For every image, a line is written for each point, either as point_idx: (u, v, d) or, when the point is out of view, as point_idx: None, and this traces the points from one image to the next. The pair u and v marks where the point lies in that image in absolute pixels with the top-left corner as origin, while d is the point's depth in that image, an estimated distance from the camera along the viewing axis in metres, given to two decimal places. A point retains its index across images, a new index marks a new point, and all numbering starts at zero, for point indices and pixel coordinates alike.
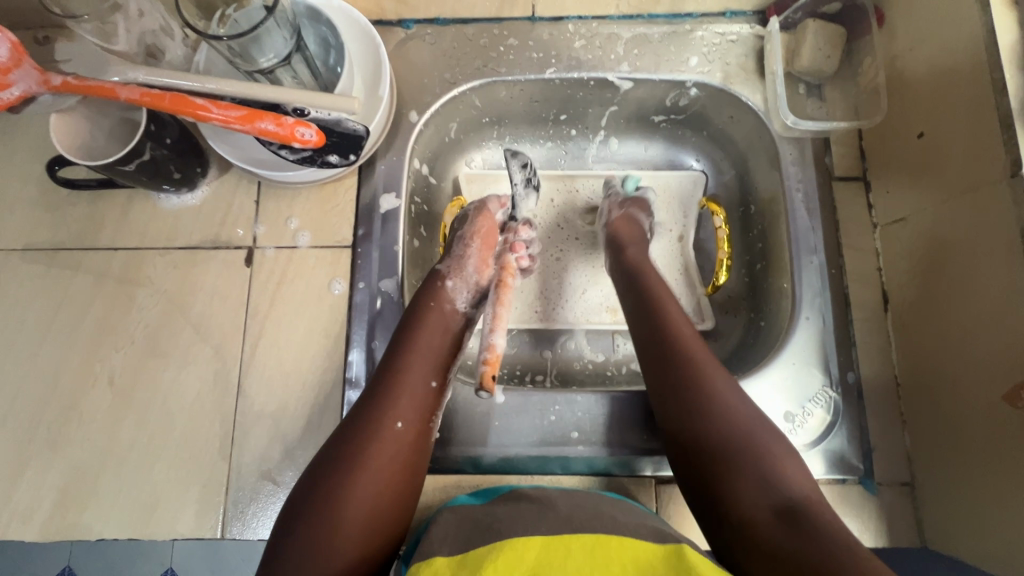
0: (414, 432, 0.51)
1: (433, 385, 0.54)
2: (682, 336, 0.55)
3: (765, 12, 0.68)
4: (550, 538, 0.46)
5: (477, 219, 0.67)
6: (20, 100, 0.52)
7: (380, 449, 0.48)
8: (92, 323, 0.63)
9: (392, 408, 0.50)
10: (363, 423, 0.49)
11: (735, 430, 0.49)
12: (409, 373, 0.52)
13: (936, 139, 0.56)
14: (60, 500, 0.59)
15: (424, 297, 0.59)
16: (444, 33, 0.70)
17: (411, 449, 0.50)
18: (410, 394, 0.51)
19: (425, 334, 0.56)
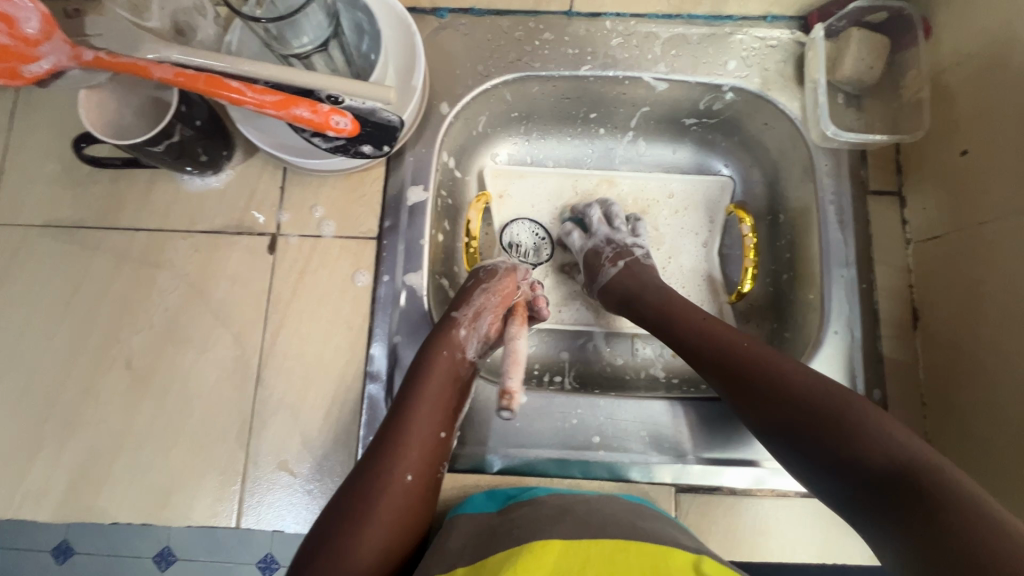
0: (422, 484, 0.50)
1: (441, 435, 0.53)
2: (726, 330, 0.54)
3: (806, 18, 0.67)
4: (569, 543, 0.46)
5: (500, 277, 0.62)
6: (49, 75, 0.50)
7: (388, 503, 0.48)
8: (111, 304, 0.62)
9: (401, 460, 0.50)
10: (372, 472, 0.49)
11: (813, 401, 0.46)
12: (419, 423, 0.52)
13: (982, 157, 0.55)
14: (75, 482, 0.58)
15: (437, 344, 0.57)
16: (479, 24, 0.68)
17: (418, 500, 0.50)
18: (421, 446, 0.51)
19: (435, 382, 0.55)
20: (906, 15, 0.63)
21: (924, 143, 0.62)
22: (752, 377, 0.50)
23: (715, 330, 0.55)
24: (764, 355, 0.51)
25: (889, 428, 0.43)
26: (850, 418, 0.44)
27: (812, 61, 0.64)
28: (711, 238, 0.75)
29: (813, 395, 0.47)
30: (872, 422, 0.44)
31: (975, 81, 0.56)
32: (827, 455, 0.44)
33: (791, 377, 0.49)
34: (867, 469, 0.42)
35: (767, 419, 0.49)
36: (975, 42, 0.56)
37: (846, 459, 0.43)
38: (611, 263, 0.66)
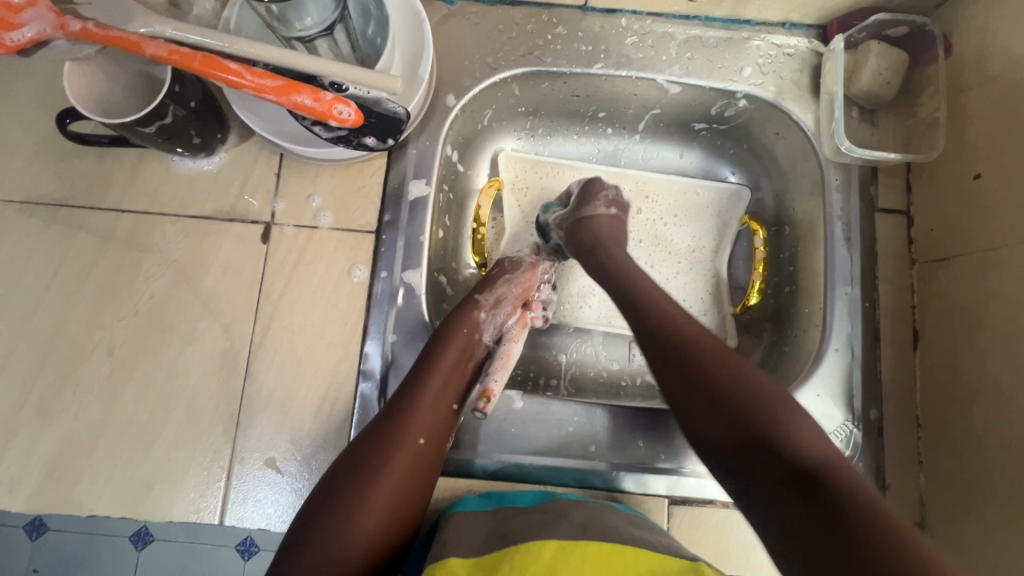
0: (434, 448, 0.51)
1: (455, 406, 0.54)
2: (673, 312, 0.52)
3: (825, 27, 0.65)
4: (564, 543, 0.47)
5: (525, 270, 0.65)
6: (32, 44, 0.47)
7: (399, 461, 0.48)
8: (93, 288, 0.59)
9: (416, 424, 0.50)
10: (387, 434, 0.49)
11: (746, 387, 0.45)
12: (435, 390, 0.53)
13: (995, 183, 0.55)
14: (50, 472, 0.56)
15: (456, 322, 0.58)
16: (490, 14, 0.66)
17: (429, 462, 0.51)
18: (432, 413, 0.52)
19: (450, 351, 0.55)
20: (928, 30, 0.61)
21: (937, 163, 0.61)
22: (690, 363, 0.48)
23: (666, 308, 0.53)
24: (710, 343, 0.49)
25: (803, 428, 0.42)
26: (772, 414, 0.43)
27: (830, 73, 0.63)
28: (718, 246, 0.74)
29: (739, 386, 0.45)
30: (795, 423, 0.43)
31: (993, 104, 0.55)
32: (746, 449, 0.43)
33: (730, 367, 0.47)
34: (782, 465, 0.40)
35: (692, 403, 0.46)
36: (996, 65, 0.55)
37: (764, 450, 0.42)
38: (606, 203, 0.65)
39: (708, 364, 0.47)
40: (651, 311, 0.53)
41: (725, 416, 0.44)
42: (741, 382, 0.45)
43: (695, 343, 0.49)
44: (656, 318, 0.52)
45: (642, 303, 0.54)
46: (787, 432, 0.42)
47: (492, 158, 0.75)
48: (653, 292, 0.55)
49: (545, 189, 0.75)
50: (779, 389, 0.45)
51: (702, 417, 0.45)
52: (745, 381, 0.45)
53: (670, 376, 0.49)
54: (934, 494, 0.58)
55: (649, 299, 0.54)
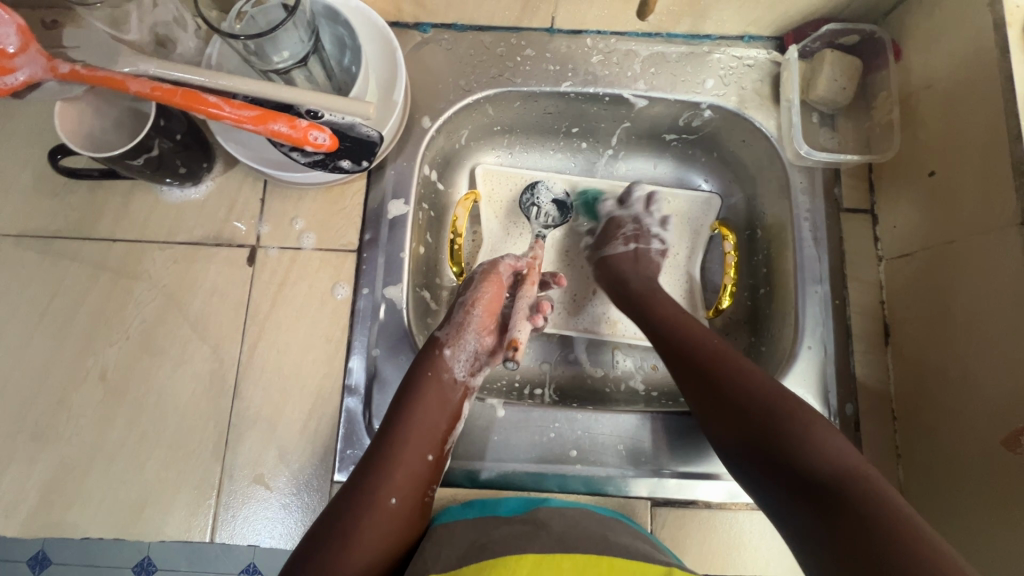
0: (407, 507, 0.52)
1: (429, 458, 0.54)
2: (698, 342, 0.57)
3: (782, 39, 0.68)
4: (542, 556, 0.47)
5: (484, 285, 0.61)
6: (24, 86, 0.50)
7: (371, 526, 0.49)
8: (87, 315, 0.61)
9: (384, 485, 0.51)
10: (356, 497, 0.50)
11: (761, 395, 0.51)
12: (405, 448, 0.53)
13: (948, 179, 0.57)
14: (45, 496, 0.57)
15: (421, 366, 0.57)
16: (461, 40, 0.69)
17: (404, 521, 0.51)
18: (405, 470, 0.52)
19: (424, 407, 0.55)
20: (878, 37, 0.64)
21: (896, 162, 0.63)
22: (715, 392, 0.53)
23: (683, 327, 0.59)
24: (729, 367, 0.54)
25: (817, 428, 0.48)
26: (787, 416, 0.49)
27: (787, 81, 0.66)
28: (691, 251, 0.76)
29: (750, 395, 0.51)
30: (811, 426, 0.48)
31: (942, 104, 0.58)
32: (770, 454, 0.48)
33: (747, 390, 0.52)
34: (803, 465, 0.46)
35: (722, 426, 0.52)
36: (943, 66, 0.58)
37: (787, 458, 0.46)
38: (627, 241, 0.72)
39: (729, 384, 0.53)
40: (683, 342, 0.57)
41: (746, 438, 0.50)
42: (762, 400, 0.50)
43: (712, 372, 0.54)
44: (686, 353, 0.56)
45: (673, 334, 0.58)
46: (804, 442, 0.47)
47: (471, 172, 0.77)
48: (672, 318, 0.61)
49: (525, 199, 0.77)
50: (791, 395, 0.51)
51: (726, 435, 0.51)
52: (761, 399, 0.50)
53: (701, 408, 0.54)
54: (913, 487, 0.58)
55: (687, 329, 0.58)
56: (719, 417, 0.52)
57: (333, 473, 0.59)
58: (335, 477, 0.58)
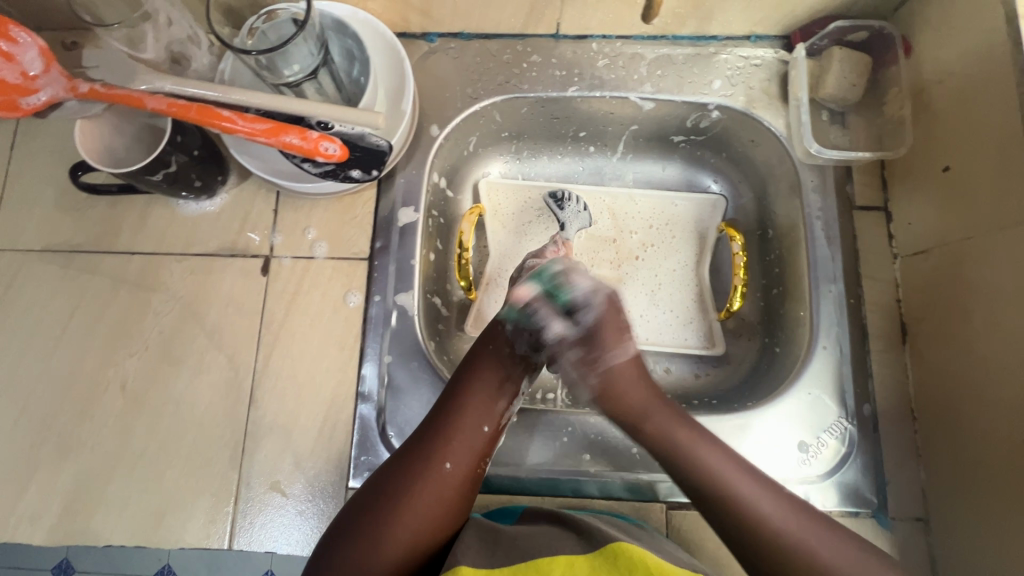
0: (463, 475, 0.51)
1: (486, 431, 0.53)
2: (649, 412, 0.53)
3: (789, 37, 0.68)
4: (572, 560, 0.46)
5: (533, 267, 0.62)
6: (47, 106, 0.52)
7: (425, 488, 0.49)
8: (106, 327, 0.63)
9: (440, 451, 0.51)
10: (412, 460, 0.51)
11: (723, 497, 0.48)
12: (463, 417, 0.53)
13: (962, 174, 0.56)
14: (68, 505, 0.58)
15: (479, 342, 0.58)
16: (468, 48, 0.70)
17: (457, 491, 0.51)
18: (460, 437, 0.52)
19: (483, 378, 0.55)
20: (886, 33, 0.63)
21: (910, 158, 0.62)
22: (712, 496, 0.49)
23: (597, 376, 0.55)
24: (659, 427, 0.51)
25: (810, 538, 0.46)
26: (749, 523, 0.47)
27: (795, 79, 0.66)
28: (699, 255, 0.75)
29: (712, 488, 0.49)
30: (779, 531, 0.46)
31: (954, 97, 0.57)
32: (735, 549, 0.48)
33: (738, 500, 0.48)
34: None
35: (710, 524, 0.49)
36: (954, 60, 0.57)
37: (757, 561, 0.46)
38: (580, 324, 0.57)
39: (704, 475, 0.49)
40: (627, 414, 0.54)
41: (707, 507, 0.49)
42: (751, 508, 0.47)
43: (709, 478, 0.49)
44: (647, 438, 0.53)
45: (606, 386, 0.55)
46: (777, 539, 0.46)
47: (475, 187, 0.78)
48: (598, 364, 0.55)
49: (536, 209, 0.77)
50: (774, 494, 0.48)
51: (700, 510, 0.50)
52: (759, 503, 0.47)
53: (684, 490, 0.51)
54: (934, 489, 0.57)
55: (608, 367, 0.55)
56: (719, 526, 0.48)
57: (347, 480, 0.59)
58: (349, 484, 0.59)
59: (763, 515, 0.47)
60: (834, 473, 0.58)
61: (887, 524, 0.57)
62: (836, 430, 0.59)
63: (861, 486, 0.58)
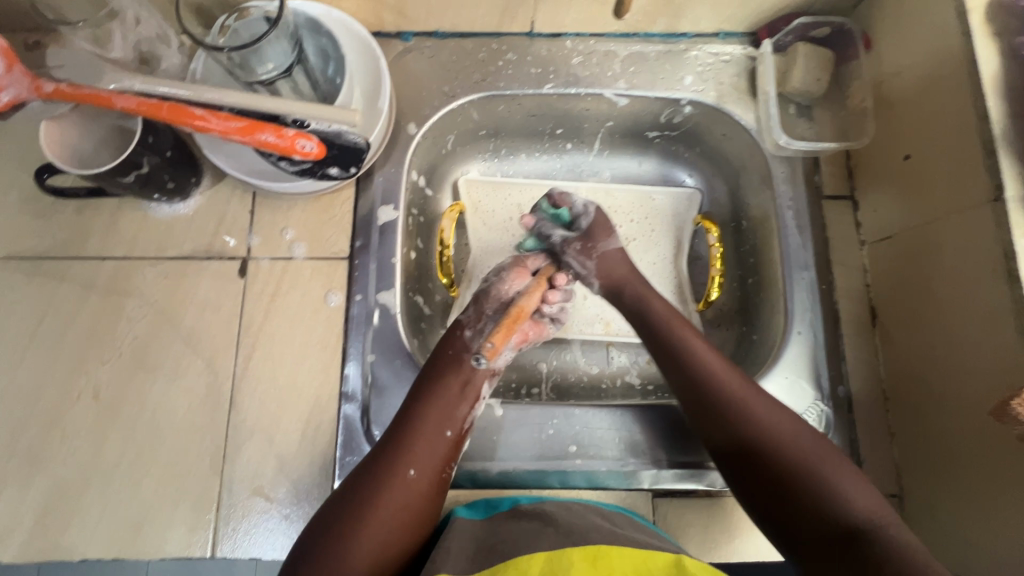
0: (426, 480, 0.52)
1: (449, 435, 0.55)
2: (735, 386, 0.54)
3: (757, 34, 0.70)
4: (551, 554, 0.45)
5: (511, 270, 0.63)
6: (9, 107, 0.50)
7: (390, 495, 0.50)
8: (77, 334, 0.61)
9: (405, 457, 0.52)
10: (379, 469, 0.51)
11: (789, 454, 0.50)
12: (426, 423, 0.54)
13: (922, 162, 0.58)
14: (40, 520, 0.56)
15: (443, 346, 0.60)
16: (444, 47, 0.70)
17: (422, 495, 0.51)
18: (424, 444, 0.53)
19: (446, 383, 0.57)
20: (847, 29, 0.66)
21: (872, 149, 0.65)
22: (773, 450, 0.50)
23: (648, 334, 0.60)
24: (731, 380, 0.54)
25: (853, 488, 0.47)
26: (816, 476, 0.48)
27: (762, 74, 0.68)
28: (677, 247, 0.77)
29: (786, 451, 0.50)
30: (837, 479, 0.48)
31: (913, 88, 0.59)
32: (795, 510, 0.48)
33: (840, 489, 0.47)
34: (837, 524, 0.45)
35: (753, 483, 0.50)
36: (911, 53, 0.59)
37: (814, 516, 0.46)
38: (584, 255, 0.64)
39: (766, 434, 0.51)
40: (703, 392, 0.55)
41: (765, 467, 0.50)
42: (802, 456, 0.49)
43: (763, 436, 0.51)
44: (749, 419, 0.52)
45: (694, 369, 0.56)
46: (830, 483, 0.47)
47: (455, 186, 0.78)
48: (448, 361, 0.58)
49: (517, 206, 0.78)
50: (829, 453, 0.50)
51: (749, 475, 0.51)
52: (845, 481, 0.47)
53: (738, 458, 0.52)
54: (907, 466, 0.59)
55: (669, 324, 0.59)
56: (778, 480, 0.49)
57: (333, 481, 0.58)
58: (334, 485, 0.58)
59: (818, 468, 0.48)
60: None
61: None
62: (814, 413, 0.60)
63: None
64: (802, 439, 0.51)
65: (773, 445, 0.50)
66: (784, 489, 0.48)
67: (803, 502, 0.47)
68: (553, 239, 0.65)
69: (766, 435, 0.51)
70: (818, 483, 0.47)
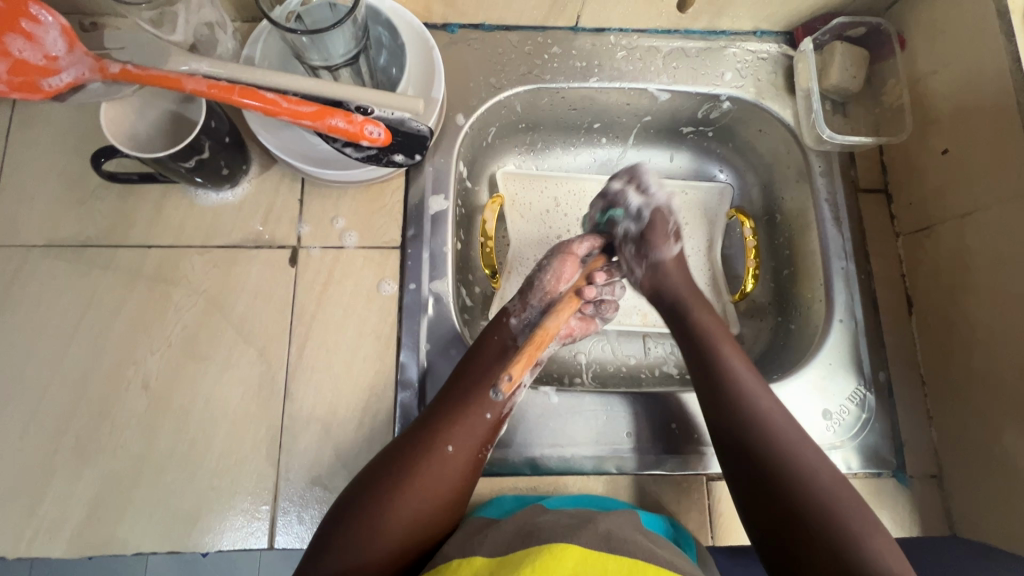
0: (462, 458, 0.53)
1: (489, 419, 0.55)
2: (756, 389, 0.55)
3: (792, 34, 0.73)
4: (588, 551, 0.46)
5: (559, 261, 0.61)
6: (69, 88, 0.50)
7: (426, 470, 0.51)
8: (123, 324, 0.59)
9: (445, 432, 0.53)
10: (419, 441, 0.52)
11: (810, 483, 0.49)
12: (466, 403, 0.55)
13: (960, 156, 0.61)
14: (89, 514, 0.55)
15: (487, 332, 0.60)
16: (490, 39, 0.71)
17: (456, 475, 0.52)
18: (462, 422, 0.54)
19: (486, 366, 0.57)
20: (883, 29, 0.69)
21: (907, 145, 0.67)
22: (791, 472, 0.50)
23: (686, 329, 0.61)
24: (759, 392, 0.55)
25: (872, 535, 0.47)
26: (834, 516, 0.48)
27: (802, 71, 0.70)
28: (711, 240, 0.79)
29: (808, 476, 0.50)
30: (856, 519, 0.48)
31: (950, 85, 0.62)
32: (797, 535, 0.48)
33: (852, 524, 0.48)
34: (841, 564, 0.46)
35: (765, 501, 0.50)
36: (948, 53, 0.62)
37: (819, 545, 0.47)
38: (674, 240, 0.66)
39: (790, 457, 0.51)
40: (732, 383, 0.56)
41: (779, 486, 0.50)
42: (822, 488, 0.49)
43: (782, 452, 0.51)
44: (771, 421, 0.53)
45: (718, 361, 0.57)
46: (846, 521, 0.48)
47: (493, 178, 0.78)
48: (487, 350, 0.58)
49: (554, 198, 0.79)
50: (851, 495, 0.49)
51: (762, 490, 0.51)
52: (860, 520, 0.48)
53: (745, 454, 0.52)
54: (946, 447, 0.62)
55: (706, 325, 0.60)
56: (791, 506, 0.49)
57: None
58: None
59: (835, 501, 0.49)
60: (855, 437, 0.62)
61: (907, 482, 0.61)
62: (856, 399, 0.62)
63: (880, 448, 0.62)
64: (826, 472, 0.50)
65: (794, 469, 0.50)
66: (795, 517, 0.48)
67: (809, 527, 0.47)
68: (616, 231, 0.66)
69: (790, 458, 0.51)
70: (832, 521, 0.48)
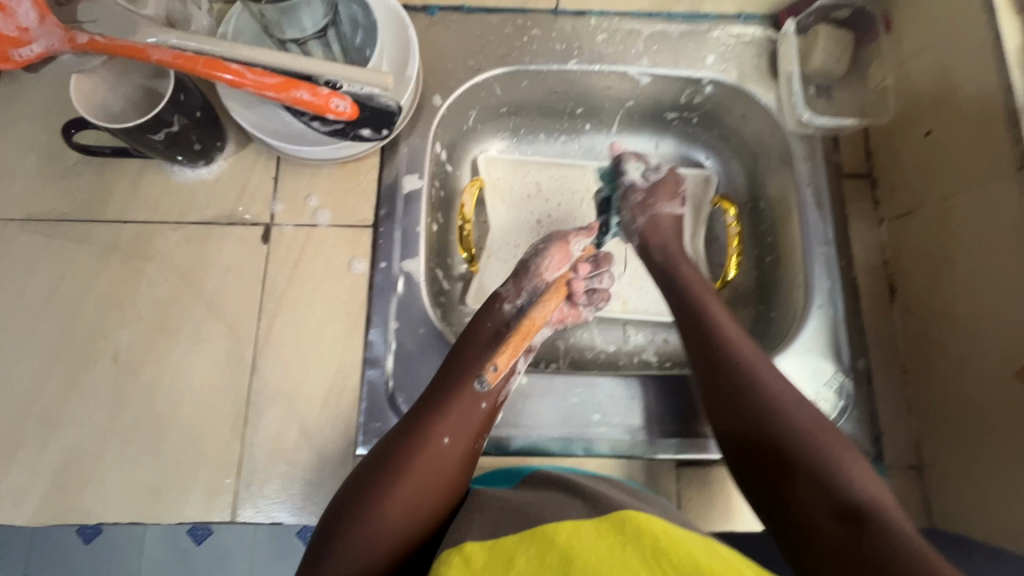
0: (460, 448, 0.51)
1: (484, 407, 0.53)
2: (759, 361, 0.53)
3: (777, 17, 0.72)
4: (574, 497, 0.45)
5: (552, 250, 0.62)
6: (40, 59, 0.50)
7: (423, 460, 0.49)
8: (96, 297, 0.60)
9: (439, 424, 0.51)
10: (415, 434, 0.50)
11: (806, 440, 0.48)
12: (461, 390, 0.53)
13: (940, 138, 0.59)
14: (56, 483, 0.55)
15: (480, 319, 0.60)
16: (470, 21, 0.71)
17: (455, 466, 0.50)
18: (457, 408, 0.52)
19: (478, 342, 0.57)
20: (868, 12, 0.67)
21: (892, 129, 0.66)
22: (780, 428, 0.49)
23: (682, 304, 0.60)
24: (755, 360, 0.53)
25: (874, 488, 0.45)
26: (828, 466, 0.46)
27: (785, 54, 0.69)
28: (694, 227, 0.77)
29: (807, 434, 0.48)
30: (848, 466, 0.46)
31: (934, 67, 0.61)
32: (795, 490, 0.46)
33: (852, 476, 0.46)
34: (837, 509, 0.44)
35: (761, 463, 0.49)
36: (932, 33, 0.61)
37: (819, 497, 0.45)
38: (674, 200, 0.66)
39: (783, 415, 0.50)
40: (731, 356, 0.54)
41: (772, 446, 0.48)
42: (815, 442, 0.48)
43: (776, 413, 0.50)
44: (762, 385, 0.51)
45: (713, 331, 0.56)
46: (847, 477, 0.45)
47: (474, 162, 0.78)
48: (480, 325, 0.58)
49: (535, 183, 0.79)
50: (848, 449, 0.47)
51: (758, 453, 0.49)
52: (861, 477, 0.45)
53: (741, 426, 0.51)
54: (927, 437, 0.60)
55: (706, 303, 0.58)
56: (788, 465, 0.47)
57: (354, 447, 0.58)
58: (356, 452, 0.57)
59: (834, 457, 0.47)
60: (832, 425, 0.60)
61: (884, 471, 0.60)
62: (834, 386, 0.61)
63: (857, 437, 0.60)
64: (823, 431, 0.48)
65: (789, 428, 0.49)
66: (791, 472, 0.47)
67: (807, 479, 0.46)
68: (624, 181, 0.66)
69: (785, 419, 0.49)
70: (829, 472, 0.46)
